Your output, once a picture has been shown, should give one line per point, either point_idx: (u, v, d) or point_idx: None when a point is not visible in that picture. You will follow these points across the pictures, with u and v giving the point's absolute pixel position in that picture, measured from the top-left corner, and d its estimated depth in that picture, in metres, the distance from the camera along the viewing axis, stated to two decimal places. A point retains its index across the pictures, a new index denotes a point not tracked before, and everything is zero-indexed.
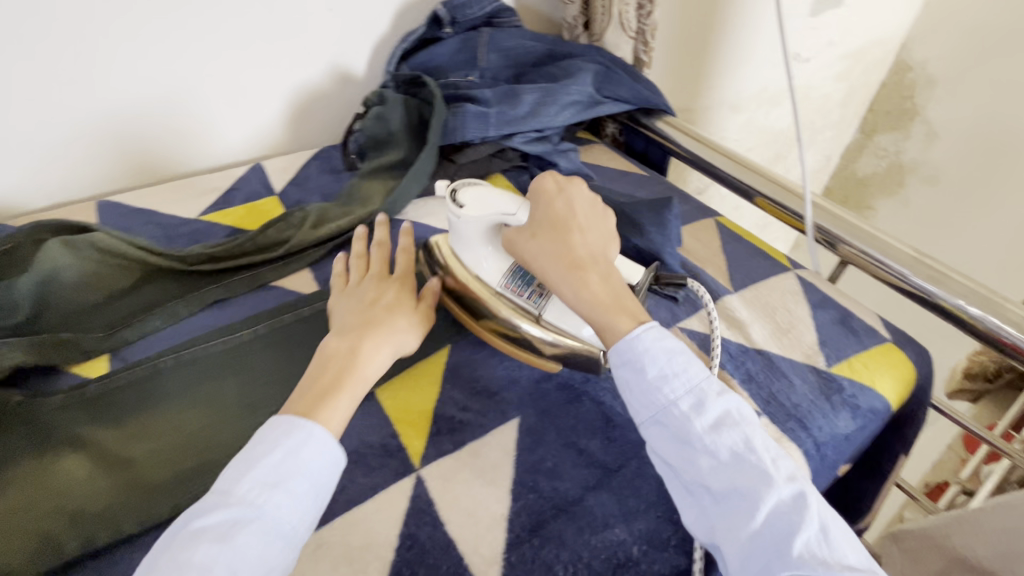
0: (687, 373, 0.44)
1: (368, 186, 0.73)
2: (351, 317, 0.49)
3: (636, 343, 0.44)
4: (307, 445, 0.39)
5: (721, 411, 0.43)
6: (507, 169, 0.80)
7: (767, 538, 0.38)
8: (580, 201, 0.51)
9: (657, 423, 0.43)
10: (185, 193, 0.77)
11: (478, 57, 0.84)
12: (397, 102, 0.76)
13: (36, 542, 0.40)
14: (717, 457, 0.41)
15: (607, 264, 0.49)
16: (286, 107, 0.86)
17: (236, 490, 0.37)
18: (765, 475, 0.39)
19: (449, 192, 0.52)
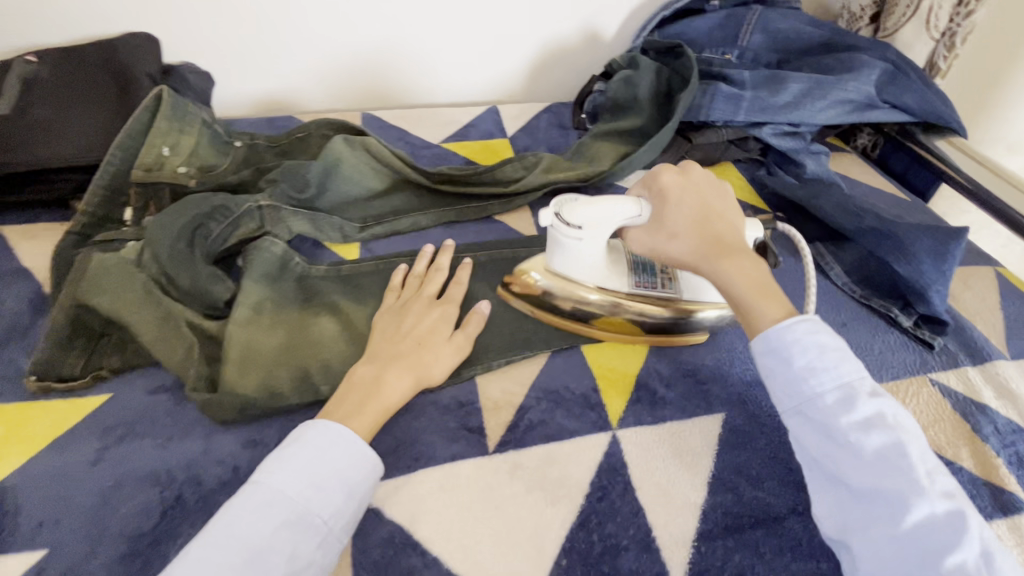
0: (840, 367, 0.39)
1: (598, 146, 0.73)
2: (391, 345, 0.45)
3: (784, 331, 0.40)
4: (337, 444, 0.38)
5: (874, 411, 0.38)
6: (740, 160, 0.75)
7: (915, 546, 0.34)
8: (711, 194, 0.48)
9: (803, 414, 0.39)
10: (430, 120, 0.85)
11: (741, 35, 0.78)
12: (649, 69, 0.74)
13: (297, 379, 0.47)
14: (861, 454, 0.36)
15: (751, 250, 0.45)
16: (533, 58, 0.89)
17: (272, 481, 0.36)
18: (918, 490, 0.35)
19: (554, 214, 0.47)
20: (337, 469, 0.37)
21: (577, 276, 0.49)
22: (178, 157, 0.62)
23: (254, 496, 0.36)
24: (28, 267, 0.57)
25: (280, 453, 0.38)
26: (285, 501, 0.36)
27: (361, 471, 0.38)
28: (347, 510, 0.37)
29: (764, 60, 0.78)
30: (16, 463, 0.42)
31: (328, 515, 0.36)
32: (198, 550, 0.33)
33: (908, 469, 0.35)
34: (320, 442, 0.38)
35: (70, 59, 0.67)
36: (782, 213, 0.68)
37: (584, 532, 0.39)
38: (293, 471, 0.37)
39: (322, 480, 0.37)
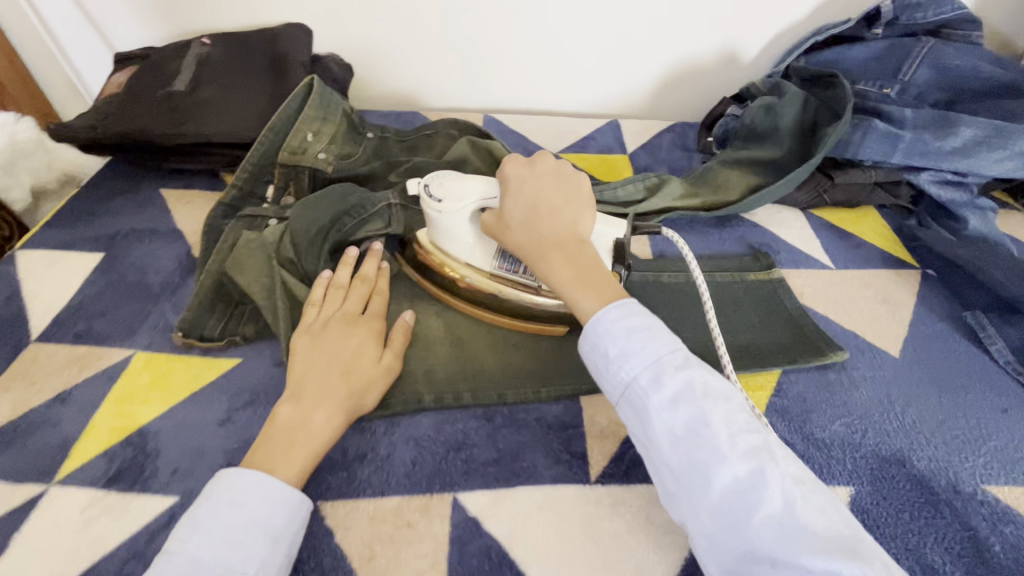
0: (647, 347, 0.38)
1: (727, 174, 0.69)
2: (315, 376, 0.42)
3: (600, 323, 0.39)
4: (252, 494, 0.36)
5: (682, 383, 0.36)
6: (886, 206, 0.69)
7: (727, 516, 0.33)
8: (543, 180, 0.46)
9: (626, 403, 0.38)
10: (549, 128, 0.85)
11: (904, 69, 0.71)
12: (796, 98, 0.69)
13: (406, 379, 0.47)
14: (670, 432, 0.35)
15: (580, 241, 0.44)
16: (662, 74, 0.86)
17: (184, 546, 0.34)
18: (723, 455, 0.34)
19: (422, 187, 0.48)
20: (258, 519, 0.35)
21: (451, 250, 0.50)
22: (318, 143, 0.65)
23: (166, 569, 0.33)
24: (181, 229, 0.63)
25: (189, 518, 0.35)
26: (201, 569, 0.33)
27: (283, 515, 0.36)
28: (272, 559, 0.35)
29: (928, 99, 0.71)
30: (159, 410, 0.46)
31: (256, 569, 0.34)
32: None
33: (714, 438, 0.34)
34: (232, 496, 0.36)
35: (238, 44, 0.73)
36: (932, 270, 0.60)
37: None
38: (203, 532, 0.34)
39: (239, 533, 0.35)
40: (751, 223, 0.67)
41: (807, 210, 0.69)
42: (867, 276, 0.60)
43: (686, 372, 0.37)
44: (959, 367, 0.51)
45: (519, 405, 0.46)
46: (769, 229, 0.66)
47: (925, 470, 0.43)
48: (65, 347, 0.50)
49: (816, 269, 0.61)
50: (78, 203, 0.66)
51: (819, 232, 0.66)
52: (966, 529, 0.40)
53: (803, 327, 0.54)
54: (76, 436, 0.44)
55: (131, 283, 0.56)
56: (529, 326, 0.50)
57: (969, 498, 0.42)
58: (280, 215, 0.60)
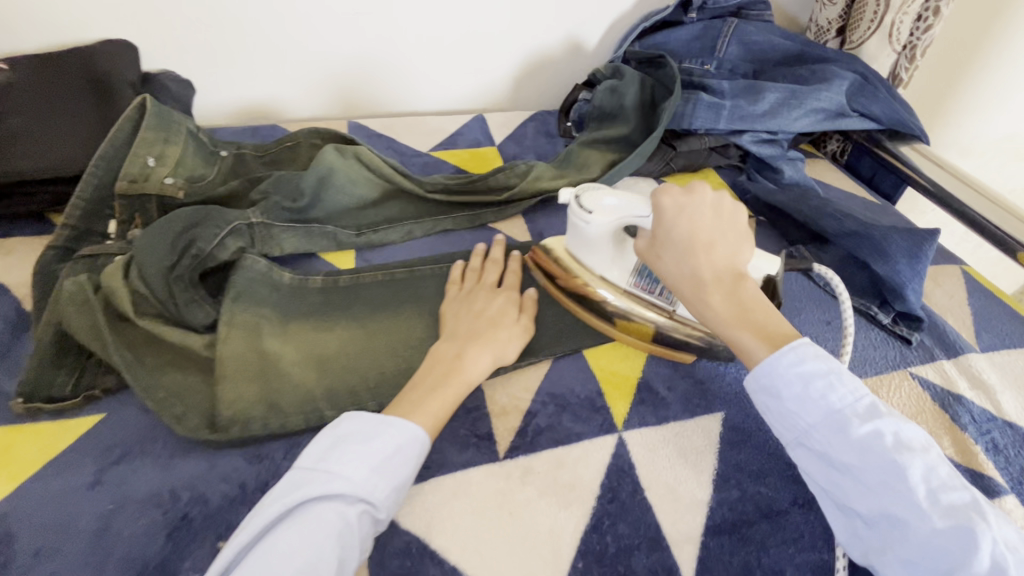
0: (828, 396, 0.37)
1: (588, 153, 0.74)
2: (467, 325, 0.48)
3: (770, 365, 0.38)
4: (394, 436, 0.39)
5: (871, 432, 0.36)
6: (722, 166, 0.78)
7: (922, 557, 0.33)
8: (706, 215, 0.43)
9: (802, 448, 0.38)
10: (417, 128, 0.85)
11: (717, 46, 0.81)
12: (634, 78, 0.76)
13: (303, 397, 0.46)
14: (862, 479, 0.35)
15: (738, 276, 0.42)
16: (516, 67, 0.90)
17: (338, 469, 0.37)
18: (924, 514, 0.33)
19: (573, 195, 0.50)
20: (394, 460, 0.38)
21: (586, 261, 0.52)
22: (163, 167, 0.60)
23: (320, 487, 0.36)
24: (4, 283, 0.54)
25: (344, 445, 0.38)
26: (352, 489, 0.36)
27: (409, 461, 0.39)
28: (394, 494, 0.38)
29: (741, 71, 0.81)
30: (5, 491, 0.40)
31: (382, 502, 0.37)
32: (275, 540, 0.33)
33: (910, 492, 0.34)
34: (391, 434, 0.39)
35: (43, 66, 0.64)
36: (762, 215, 0.71)
37: (598, 534, 0.39)
38: (359, 462, 0.37)
39: (382, 470, 0.38)
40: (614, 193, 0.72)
41: (661, 177, 0.76)
42: None
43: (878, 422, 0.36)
44: (792, 294, 0.60)
45: None
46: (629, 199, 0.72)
47: None
48: None
49: None
50: None
51: None
52: None
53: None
54: None
55: None
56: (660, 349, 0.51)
57: None
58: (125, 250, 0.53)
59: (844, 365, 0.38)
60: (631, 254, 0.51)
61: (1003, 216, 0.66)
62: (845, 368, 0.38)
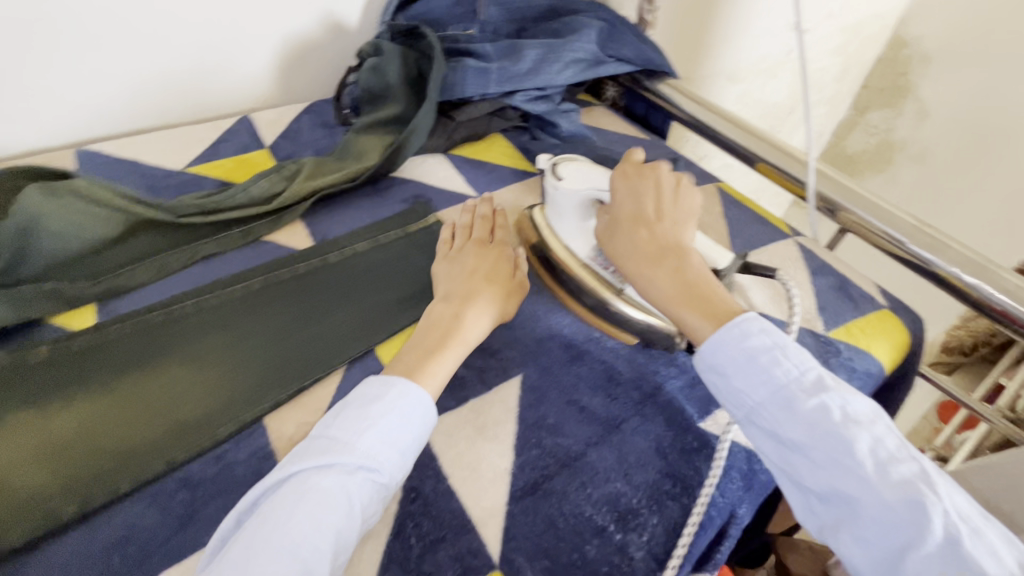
0: (774, 372, 0.39)
1: (364, 141, 0.70)
2: (460, 283, 0.51)
3: (715, 340, 0.41)
4: (401, 402, 0.40)
5: (819, 407, 0.37)
6: (507, 128, 0.79)
7: (878, 534, 0.34)
8: (653, 189, 0.49)
9: (752, 424, 0.40)
10: (168, 142, 0.73)
11: (477, 10, 0.80)
12: (393, 53, 0.72)
13: (29, 503, 0.38)
14: (807, 452, 0.37)
15: (683, 250, 0.46)
16: (275, 57, 0.82)
17: (346, 437, 0.39)
18: (874, 489, 0.34)
19: (550, 165, 0.54)
20: (394, 420, 0.40)
21: (557, 229, 0.56)
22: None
23: (321, 452, 0.38)
24: None
25: (349, 411, 0.40)
26: (354, 447, 0.38)
27: (425, 429, 0.41)
28: (399, 461, 0.39)
29: (504, 31, 0.81)
30: None
31: (394, 469, 0.38)
32: (270, 516, 0.34)
33: (857, 465, 0.35)
34: (392, 395, 0.40)
35: None
36: None
37: (401, 540, 0.38)
38: (359, 421, 0.39)
39: (388, 434, 0.39)
40: (400, 177, 0.70)
41: (449, 151, 0.75)
42: (504, 194, 0.69)
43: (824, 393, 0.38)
44: None
45: (189, 460, 0.42)
46: (417, 179, 0.70)
47: (569, 334, 0.53)
48: None
49: (464, 203, 0.67)
50: None
51: (460, 168, 0.73)
52: (602, 365, 0.51)
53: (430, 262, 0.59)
54: None
55: None
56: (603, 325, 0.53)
57: (599, 339, 0.53)
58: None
59: (792, 342, 0.41)
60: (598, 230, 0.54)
61: (739, 133, 0.76)
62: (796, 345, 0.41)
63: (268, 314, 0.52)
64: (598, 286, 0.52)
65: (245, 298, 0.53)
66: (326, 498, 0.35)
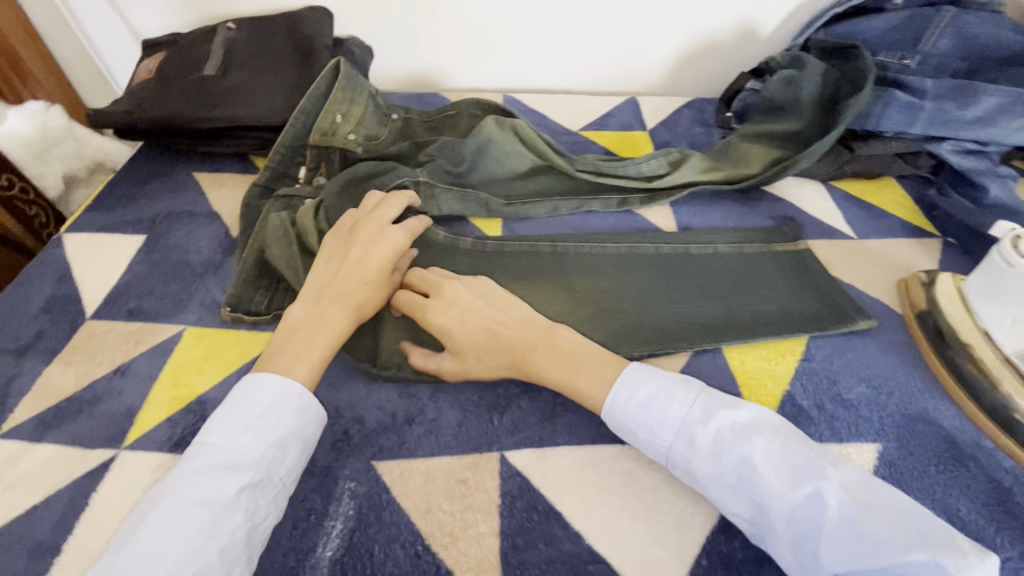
0: (671, 411, 0.40)
1: (748, 147, 0.70)
2: (340, 283, 0.47)
3: (613, 401, 0.41)
4: (270, 388, 0.40)
5: (713, 435, 0.38)
6: (906, 175, 0.70)
7: (800, 530, 0.34)
8: (470, 302, 0.46)
9: (673, 466, 0.39)
10: (569, 105, 0.85)
11: (924, 39, 0.71)
12: (817, 70, 0.69)
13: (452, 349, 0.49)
14: (724, 477, 0.37)
15: (541, 355, 0.44)
16: (679, 50, 0.86)
17: (210, 433, 0.38)
18: (776, 490, 0.35)
19: (1010, 236, 0.46)
20: (289, 428, 0.39)
21: (980, 308, 0.48)
22: (347, 125, 0.66)
23: (202, 459, 0.37)
24: (217, 210, 0.65)
25: (219, 415, 0.39)
26: (243, 455, 0.37)
27: (311, 425, 0.41)
28: (273, 451, 0.38)
29: (950, 68, 0.70)
30: (213, 380, 0.48)
31: (283, 469, 0.38)
32: (156, 521, 0.34)
33: (762, 476, 0.36)
34: (262, 389, 0.40)
35: (263, 27, 0.74)
36: (954, 237, 0.62)
37: (726, 536, 0.39)
38: (233, 424, 0.38)
39: (253, 426, 0.38)
40: (773, 194, 0.68)
41: (828, 181, 0.70)
42: (890, 245, 0.62)
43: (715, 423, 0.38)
44: None
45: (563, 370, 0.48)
46: (790, 201, 0.67)
47: (951, 428, 0.45)
48: (119, 323, 0.53)
49: (840, 240, 0.62)
50: (109, 189, 0.67)
51: (840, 203, 0.67)
52: (991, 481, 0.43)
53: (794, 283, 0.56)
54: (138, 405, 0.46)
55: (175, 263, 0.58)
56: (1004, 440, 0.44)
57: (990, 451, 0.44)
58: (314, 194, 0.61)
59: (684, 380, 0.41)
60: None
61: None
62: (691, 383, 0.41)
63: (632, 280, 0.57)
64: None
65: (615, 258, 0.59)
66: (196, 507, 0.34)
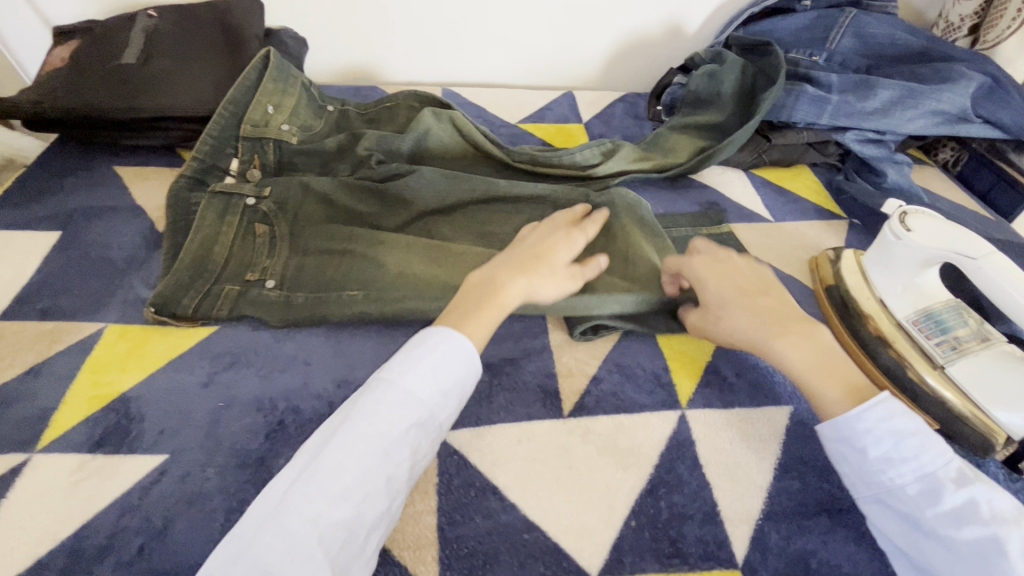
0: (922, 457, 0.37)
1: (677, 138, 0.74)
2: (526, 248, 0.49)
3: (849, 418, 0.39)
4: (444, 340, 0.41)
5: (964, 500, 0.36)
6: (818, 163, 0.75)
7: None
8: (721, 276, 0.48)
9: (876, 500, 0.39)
10: (507, 99, 0.86)
11: (829, 38, 0.77)
12: (735, 65, 0.74)
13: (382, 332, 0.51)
14: (920, 518, 0.36)
15: (745, 305, 0.46)
16: (611, 47, 0.90)
17: (392, 369, 0.40)
18: (977, 552, 0.34)
19: (899, 213, 0.50)
20: (455, 381, 0.41)
21: (875, 279, 0.53)
22: (279, 116, 0.65)
23: (385, 393, 0.39)
24: (141, 205, 0.62)
25: (401, 356, 0.41)
26: (411, 403, 0.38)
27: (470, 378, 0.42)
28: (441, 400, 0.40)
29: (853, 65, 0.76)
30: (137, 377, 0.46)
31: (443, 416, 0.40)
32: (331, 447, 0.36)
33: (974, 538, 0.34)
34: (434, 343, 0.41)
35: (187, 16, 0.71)
36: (858, 218, 0.68)
37: (653, 498, 0.41)
38: (416, 373, 0.40)
39: (427, 388, 0.39)
40: (699, 181, 0.72)
41: (750, 169, 0.74)
42: (803, 227, 0.66)
43: (967, 489, 0.36)
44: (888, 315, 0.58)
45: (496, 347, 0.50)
46: (715, 188, 0.71)
47: None
48: (31, 323, 0.50)
49: (758, 223, 0.67)
50: (18, 185, 0.63)
51: (759, 189, 0.72)
52: None
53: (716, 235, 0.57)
54: (54, 407, 0.44)
55: (94, 259, 0.56)
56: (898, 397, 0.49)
57: None
58: (256, 192, 0.57)
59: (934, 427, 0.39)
60: (926, 295, 0.50)
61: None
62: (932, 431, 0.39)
63: None
64: (916, 358, 0.49)
65: None
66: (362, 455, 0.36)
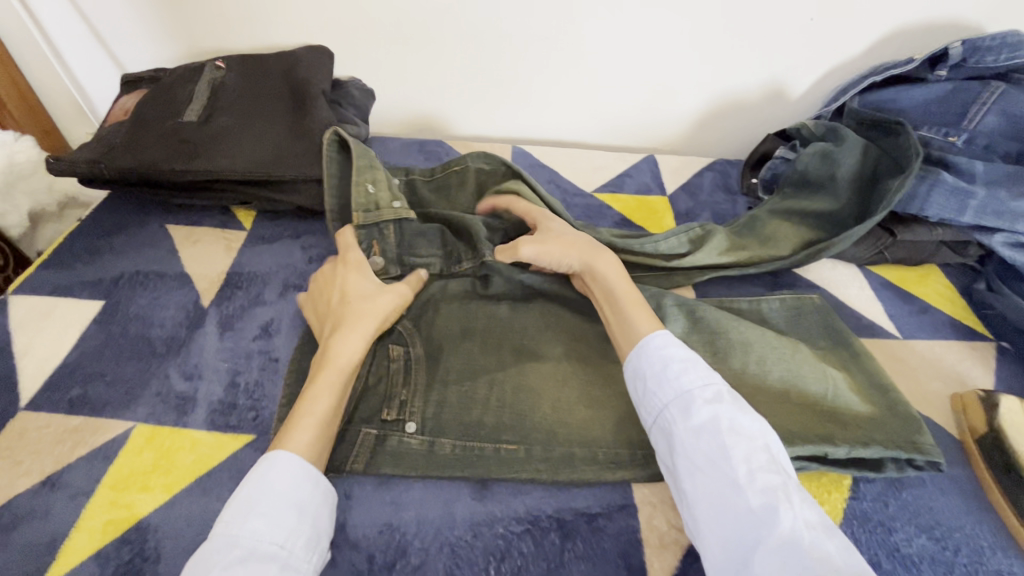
0: (734, 446, 0.36)
1: (777, 224, 0.63)
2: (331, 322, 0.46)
3: (649, 345, 0.42)
4: (275, 468, 0.37)
5: (755, 487, 0.34)
6: (951, 263, 0.64)
7: None
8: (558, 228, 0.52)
9: (676, 490, 0.38)
10: (582, 161, 0.78)
11: (971, 117, 0.65)
12: (856, 145, 0.64)
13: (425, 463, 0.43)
14: (717, 516, 0.34)
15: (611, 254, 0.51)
16: (701, 109, 0.81)
17: (225, 525, 0.34)
18: (764, 551, 0.32)
19: None
20: (296, 501, 0.36)
21: None
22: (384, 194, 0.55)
23: (216, 552, 0.33)
24: (189, 274, 0.58)
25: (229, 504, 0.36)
26: (242, 547, 0.33)
27: (311, 490, 0.37)
28: (292, 529, 0.35)
29: (999, 150, 0.65)
30: (159, 501, 0.41)
31: (294, 545, 0.35)
32: None
33: (784, 546, 0.32)
34: (273, 477, 0.36)
35: (254, 69, 0.68)
36: (1008, 341, 0.56)
37: None
38: (241, 509, 0.35)
39: (267, 508, 0.35)
40: (805, 278, 0.62)
41: (864, 266, 0.64)
42: (938, 349, 0.55)
43: (764, 476, 0.35)
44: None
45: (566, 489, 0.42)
46: (826, 288, 0.61)
47: None
48: (57, 417, 0.45)
49: (882, 339, 0.56)
50: (68, 241, 0.60)
51: (880, 293, 0.61)
52: None
53: (836, 384, 0.47)
54: (64, 532, 0.39)
55: (132, 339, 0.51)
56: None
57: None
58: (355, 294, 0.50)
59: (744, 413, 0.38)
60: None
61: None
62: (758, 423, 0.38)
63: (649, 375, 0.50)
64: None
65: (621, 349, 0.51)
66: None
